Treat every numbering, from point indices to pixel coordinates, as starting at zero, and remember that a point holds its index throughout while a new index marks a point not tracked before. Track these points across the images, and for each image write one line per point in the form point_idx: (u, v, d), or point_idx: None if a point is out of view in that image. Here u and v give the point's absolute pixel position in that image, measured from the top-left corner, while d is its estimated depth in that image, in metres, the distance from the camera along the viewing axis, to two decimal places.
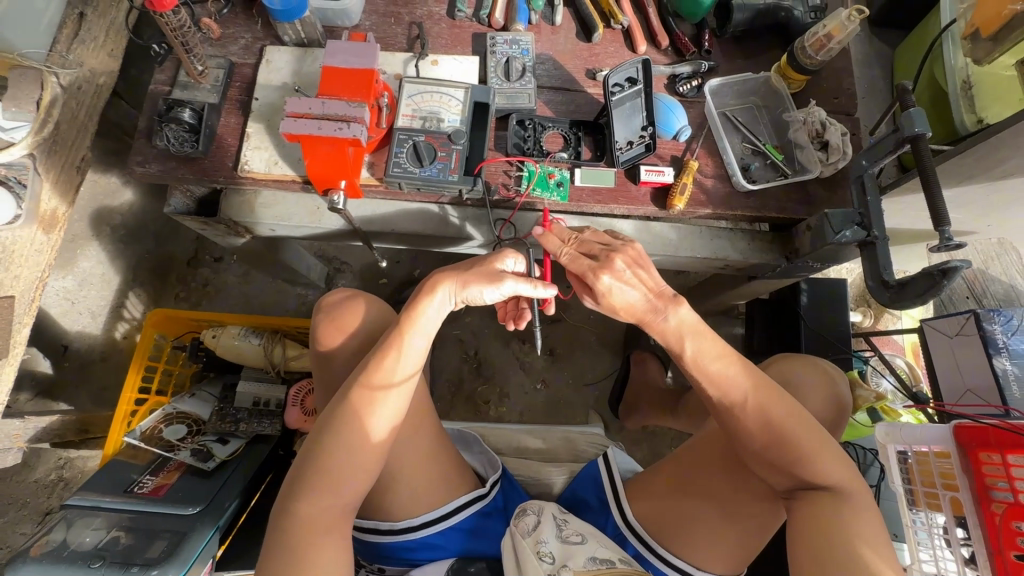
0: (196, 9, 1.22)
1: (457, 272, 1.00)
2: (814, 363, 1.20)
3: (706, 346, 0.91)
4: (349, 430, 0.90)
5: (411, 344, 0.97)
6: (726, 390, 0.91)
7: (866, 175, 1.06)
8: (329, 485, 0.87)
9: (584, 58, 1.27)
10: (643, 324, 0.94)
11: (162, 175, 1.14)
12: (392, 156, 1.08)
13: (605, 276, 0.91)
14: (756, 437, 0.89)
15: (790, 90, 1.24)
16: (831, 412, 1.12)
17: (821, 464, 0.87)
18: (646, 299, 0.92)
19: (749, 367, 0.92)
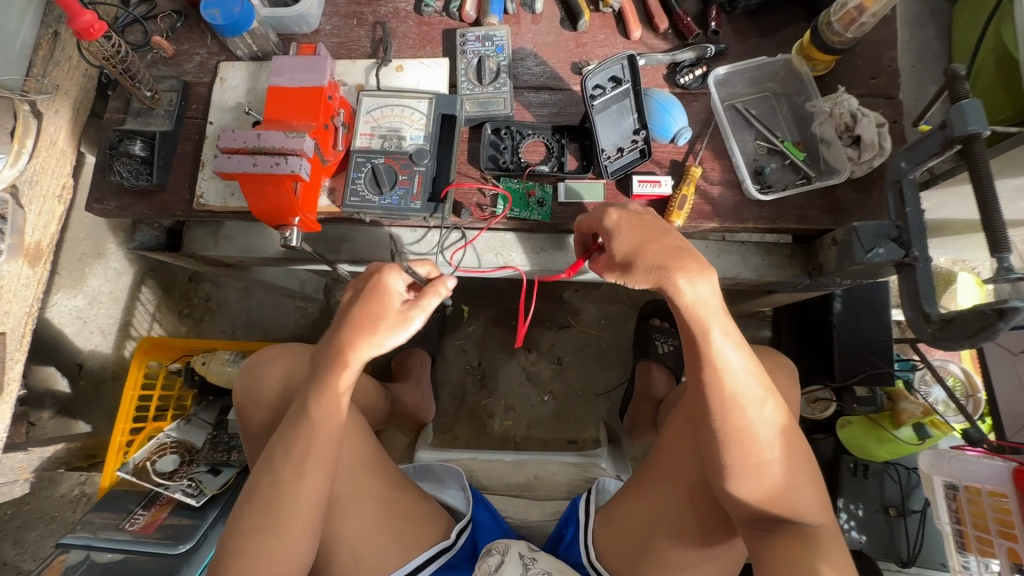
0: (148, 27, 1.14)
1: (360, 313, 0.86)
2: (763, 357, 1.06)
3: (729, 333, 0.77)
4: (272, 477, 0.85)
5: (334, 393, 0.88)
6: (740, 390, 0.76)
7: (906, 180, 0.87)
8: (262, 531, 0.83)
9: (569, 50, 1.11)
10: (667, 277, 0.77)
11: (121, 211, 1.08)
12: (350, 183, 0.98)
13: (610, 212, 0.83)
14: (752, 453, 0.76)
15: (814, 73, 1.04)
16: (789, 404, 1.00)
17: (801, 491, 0.78)
18: (671, 246, 0.78)
19: (762, 366, 0.78)
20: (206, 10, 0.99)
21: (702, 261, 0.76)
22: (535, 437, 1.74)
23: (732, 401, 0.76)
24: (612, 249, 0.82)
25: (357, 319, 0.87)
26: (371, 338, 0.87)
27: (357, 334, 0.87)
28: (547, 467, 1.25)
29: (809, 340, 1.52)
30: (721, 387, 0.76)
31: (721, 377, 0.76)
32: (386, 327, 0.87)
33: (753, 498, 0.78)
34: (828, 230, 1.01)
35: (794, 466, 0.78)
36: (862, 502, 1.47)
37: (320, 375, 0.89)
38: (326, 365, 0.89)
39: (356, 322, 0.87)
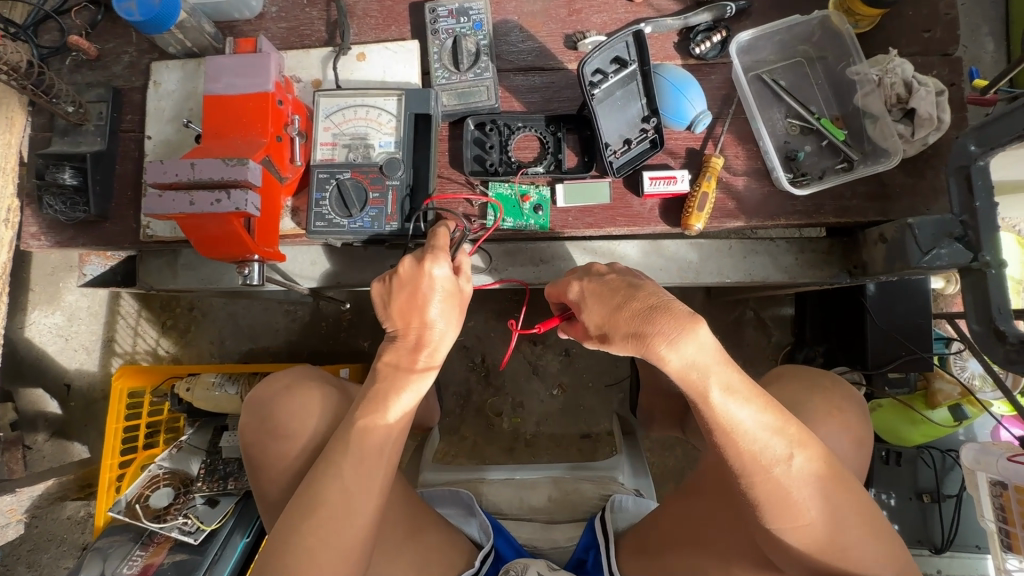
0: (64, 24, 0.97)
1: (421, 299, 0.77)
2: (826, 387, 0.87)
3: (736, 387, 0.63)
4: (342, 484, 0.74)
5: (406, 397, 0.79)
6: (761, 448, 0.63)
7: (976, 167, 0.71)
8: (326, 544, 0.72)
9: (561, 20, 0.93)
10: (645, 347, 0.62)
11: (62, 247, 0.95)
12: (313, 204, 0.84)
13: (576, 284, 0.73)
14: (793, 516, 0.65)
15: (857, 31, 0.87)
16: (853, 440, 0.83)
17: (859, 543, 0.66)
18: (643, 304, 0.64)
19: (785, 415, 0.65)
20: (119, 4, 0.82)
21: (679, 319, 0.61)
22: (546, 434, 1.66)
23: (754, 463, 0.64)
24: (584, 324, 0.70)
25: (420, 311, 0.78)
26: (438, 330, 0.78)
27: (424, 325, 0.78)
28: (561, 485, 1.16)
29: (838, 323, 1.40)
30: (739, 450, 0.64)
31: (735, 439, 0.63)
32: (450, 317, 0.79)
33: (807, 556, 0.66)
34: (874, 224, 0.87)
35: (845, 523, 0.65)
36: (894, 491, 1.38)
37: (390, 375, 0.79)
38: (400, 364, 0.79)
39: (419, 313, 0.78)
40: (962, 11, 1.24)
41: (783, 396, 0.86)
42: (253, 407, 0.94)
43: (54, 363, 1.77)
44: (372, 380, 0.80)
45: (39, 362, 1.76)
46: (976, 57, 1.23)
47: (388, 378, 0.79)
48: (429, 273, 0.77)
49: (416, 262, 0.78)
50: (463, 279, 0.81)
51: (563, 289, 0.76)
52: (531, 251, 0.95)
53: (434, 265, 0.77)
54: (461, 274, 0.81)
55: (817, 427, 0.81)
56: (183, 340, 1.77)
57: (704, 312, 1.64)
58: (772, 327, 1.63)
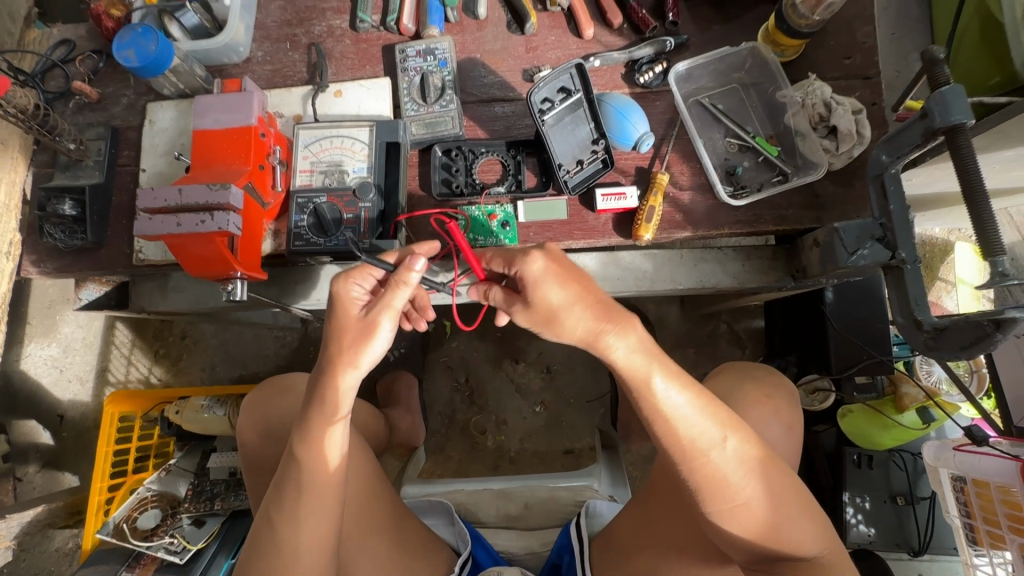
0: (68, 71, 1.07)
1: (336, 332, 0.74)
2: (760, 378, 0.97)
3: (672, 377, 0.67)
4: (284, 522, 0.77)
5: (326, 438, 0.77)
6: (696, 432, 0.68)
7: (889, 175, 0.79)
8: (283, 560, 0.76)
9: (519, 56, 1.03)
10: (596, 338, 0.65)
11: (59, 273, 1.02)
12: (293, 226, 0.92)
13: (532, 261, 0.65)
14: (728, 496, 0.69)
15: (783, 59, 0.96)
16: (783, 425, 0.91)
17: (789, 519, 0.71)
18: (586, 308, 0.64)
19: (718, 401, 0.70)
20: (118, 52, 0.91)
21: (626, 313, 0.65)
22: (530, 450, 1.69)
23: (691, 447, 0.68)
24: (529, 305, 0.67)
25: (331, 350, 0.74)
26: (340, 361, 0.73)
27: (333, 363, 0.74)
28: (538, 493, 1.18)
29: (803, 331, 1.46)
30: (678, 436, 0.68)
31: (673, 426, 0.67)
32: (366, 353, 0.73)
33: (744, 535, 0.71)
34: (810, 230, 0.95)
35: (776, 501, 0.71)
36: (868, 494, 1.40)
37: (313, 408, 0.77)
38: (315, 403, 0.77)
39: (331, 352, 0.74)
40: (893, 41, 1.36)
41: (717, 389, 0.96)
42: (247, 412, 1.01)
43: (49, 395, 1.81)
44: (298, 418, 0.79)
45: (33, 394, 1.80)
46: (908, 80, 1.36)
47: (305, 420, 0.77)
48: (337, 294, 0.75)
49: (332, 292, 0.75)
50: (374, 307, 0.73)
51: (515, 261, 0.67)
52: None
53: (350, 288, 0.75)
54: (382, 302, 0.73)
55: (750, 413, 0.91)
56: (175, 368, 1.82)
57: (678, 326, 1.70)
58: (745, 340, 1.68)
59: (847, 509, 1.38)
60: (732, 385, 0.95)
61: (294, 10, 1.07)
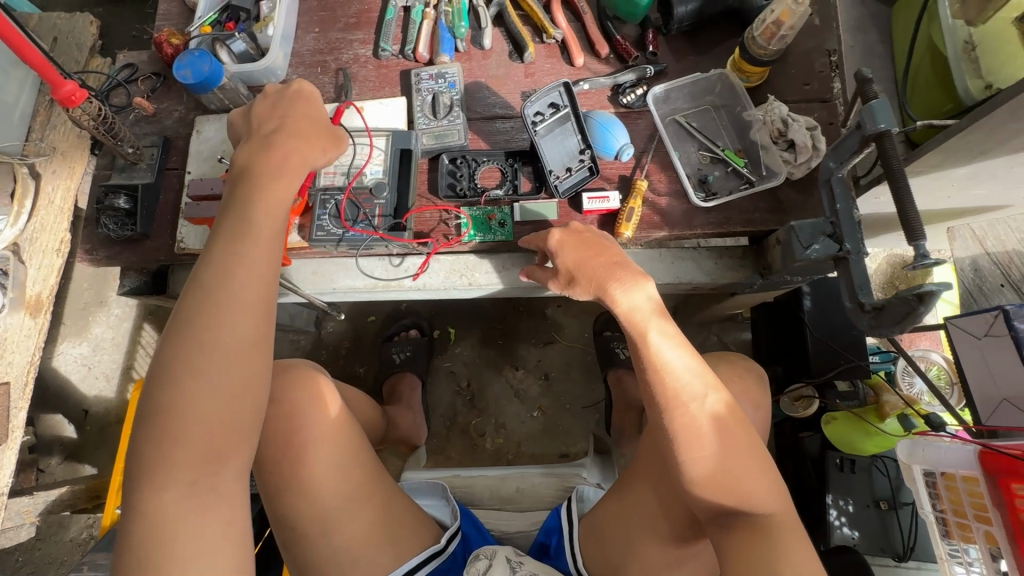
0: (131, 89, 1.25)
1: (286, 119, 0.90)
2: (730, 361, 1.07)
3: (669, 335, 0.85)
4: (228, 268, 0.74)
5: (272, 197, 0.81)
6: (683, 384, 0.82)
7: (836, 178, 0.91)
8: (216, 343, 0.70)
9: (519, 80, 1.18)
10: (604, 289, 0.89)
11: (109, 260, 1.16)
12: (315, 219, 1.06)
13: (556, 231, 0.96)
14: (697, 448, 0.79)
15: (749, 84, 1.10)
16: (754, 405, 1.00)
17: (747, 479, 0.78)
18: (607, 264, 0.90)
19: (708, 367, 0.84)
20: (178, 71, 1.08)
21: (634, 274, 0.88)
22: (527, 454, 1.76)
23: (673, 397, 0.81)
24: (559, 263, 0.93)
25: (288, 137, 0.87)
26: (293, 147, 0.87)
27: (293, 147, 0.87)
28: (528, 479, 1.26)
29: (786, 340, 1.54)
30: (666, 384, 0.82)
31: (663, 375, 0.82)
32: (315, 149, 0.89)
33: (711, 488, 0.78)
34: (775, 230, 1.06)
35: (745, 460, 0.79)
36: (852, 498, 1.44)
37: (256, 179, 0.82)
38: (262, 175, 0.83)
39: (282, 139, 0.87)
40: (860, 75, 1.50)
41: None
42: None
43: (76, 391, 1.92)
44: (232, 196, 0.81)
45: (62, 390, 1.92)
46: None
47: (250, 190, 0.81)
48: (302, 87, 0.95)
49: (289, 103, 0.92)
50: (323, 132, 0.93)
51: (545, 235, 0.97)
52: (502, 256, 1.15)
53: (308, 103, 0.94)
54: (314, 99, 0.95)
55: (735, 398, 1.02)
56: None
57: None
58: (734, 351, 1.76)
59: (831, 511, 1.42)
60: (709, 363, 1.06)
61: (326, 40, 1.24)
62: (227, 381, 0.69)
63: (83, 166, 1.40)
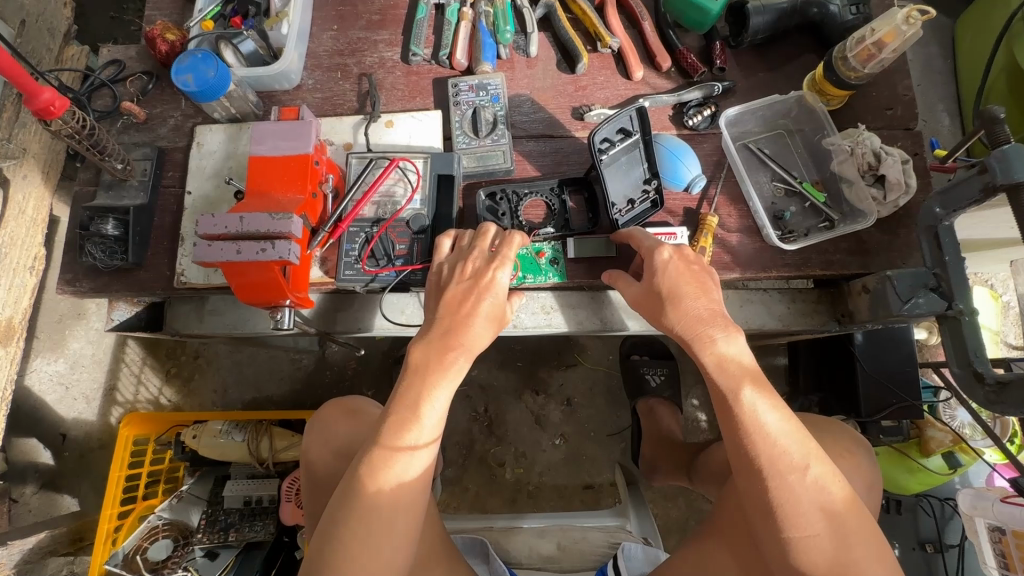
0: (117, 90, 1.07)
1: (492, 282, 0.81)
2: (827, 428, 0.98)
3: (762, 393, 0.73)
4: (392, 475, 0.73)
5: (438, 398, 0.77)
6: (780, 450, 0.70)
7: (943, 226, 0.81)
8: (368, 530, 0.71)
9: (569, 94, 1.05)
10: (702, 335, 0.77)
11: (95, 292, 1.00)
12: (343, 255, 0.92)
13: (667, 249, 0.82)
14: (801, 526, 0.68)
15: (829, 108, 1.00)
16: (864, 483, 0.91)
17: (853, 562, 0.67)
18: (705, 308, 0.78)
19: (807, 431, 0.72)
20: (177, 76, 0.91)
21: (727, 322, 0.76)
22: (549, 484, 1.66)
23: (770, 467, 0.69)
24: (655, 282, 0.81)
25: (468, 312, 0.80)
26: (482, 321, 0.80)
27: (463, 330, 0.79)
28: (569, 534, 1.16)
29: (831, 372, 1.43)
30: (759, 450, 0.70)
31: (755, 442, 0.70)
32: (490, 330, 0.81)
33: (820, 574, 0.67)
34: (858, 275, 0.96)
35: (852, 537, 0.67)
36: (897, 540, 1.40)
37: (437, 342, 0.79)
38: (428, 362, 0.78)
39: (463, 313, 0.80)
40: (919, 91, 1.40)
41: None
42: (315, 431, 0.97)
43: (52, 413, 1.73)
44: (404, 378, 0.78)
45: (36, 412, 1.73)
46: (935, 130, 1.38)
47: (424, 372, 0.78)
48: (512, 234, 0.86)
49: (484, 264, 0.83)
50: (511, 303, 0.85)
51: (648, 252, 0.84)
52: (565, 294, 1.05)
53: (498, 271, 0.82)
54: (499, 262, 0.82)
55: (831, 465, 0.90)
56: (186, 389, 1.76)
57: None
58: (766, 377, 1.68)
59: None
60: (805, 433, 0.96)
61: (346, 40, 1.08)
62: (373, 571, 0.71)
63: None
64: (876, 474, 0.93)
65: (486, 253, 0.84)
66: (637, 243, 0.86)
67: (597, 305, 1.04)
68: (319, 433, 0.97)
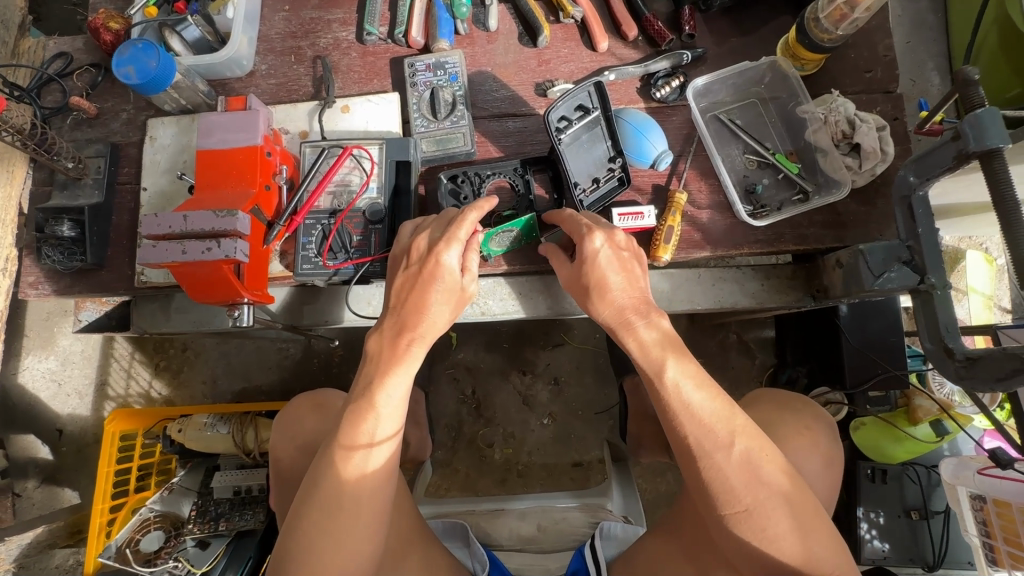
0: (66, 85, 1.04)
1: (438, 264, 0.79)
2: (798, 409, 0.96)
3: (686, 369, 0.73)
4: (355, 463, 0.73)
5: (396, 386, 0.75)
6: (706, 429, 0.71)
7: (917, 196, 0.76)
8: (336, 519, 0.71)
9: (532, 69, 1.00)
10: (625, 322, 0.77)
11: (59, 295, 0.99)
12: (300, 248, 0.90)
13: (597, 236, 0.79)
14: (729, 502, 0.70)
15: (803, 73, 0.95)
16: (823, 460, 0.90)
17: (775, 533, 0.69)
18: (630, 297, 0.77)
19: (735, 406, 0.72)
20: (118, 68, 0.87)
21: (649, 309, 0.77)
22: (538, 464, 1.67)
23: (697, 448, 0.70)
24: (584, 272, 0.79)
25: (420, 297, 0.78)
26: (436, 307, 0.78)
27: (418, 318, 0.78)
28: (550, 514, 1.18)
29: (814, 344, 1.41)
30: (687, 429, 0.71)
31: (680, 423, 0.71)
32: (446, 313, 0.80)
33: (754, 545, 0.70)
34: (833, 247, 0.93)
35: (781, 510, 0.69)
36: (883, 509, 1.39)
37: (391, 332, 0.78)
38: (384, 351, 0.77)
39: (416, 301, 0.79)
40: (908, 50, 1.34)
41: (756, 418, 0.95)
42: (283, 427, 1.01)
43: (47, 410, 1.75)
44: (362, 368, 0.78)
45: (31, 409, 1.75)
46: (924, 90, 1.32)
47: (379, 362, 0.77)
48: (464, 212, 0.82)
49: (431, 246, 0.80)
50: (468, 278, 0.82)
51: (580, 237, 0.80)
52: (534, 279, 1.03)
53: (447, 250, 0.79)
54: (446, 242, 0.79)
55: (790, 443, 0.90)
56: (176, 382, 1.77)
57: (687, 339, 1.65)
58: (754, 350, 1.66)
59: (861, 524, 1.36)
60: (772, 417, 0.94)
61: (299, 21, 1.03)
62: (343, 559, 0.71)
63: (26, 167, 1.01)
64: (837, 451, 0.92)
65: (435, 236, 0.82)
66: (571, 223, 0.83)
67: (563, 292, 1.02)
68: (289, 429, 1.00)
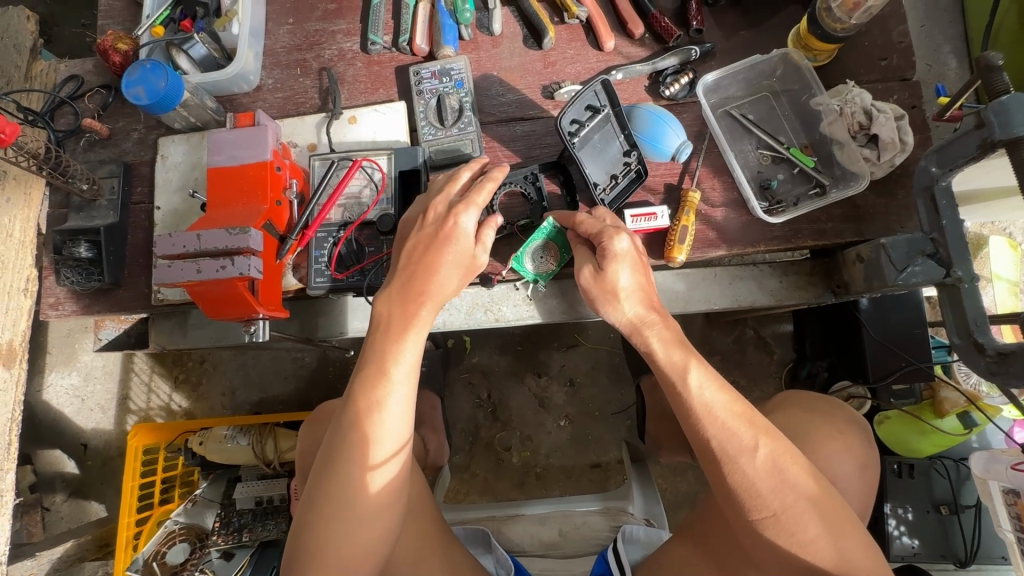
0: (77, 107, 1.05)
1: (458, 226, 0.80)
2: (826, 411, 0.94)
3: (709, 376, 0.74)
4: (370, 422, 0.73)
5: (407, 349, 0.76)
6: (730, 433, 0.70)
7: (939, 187, 0.74)
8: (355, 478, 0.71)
9: (538, 72, 0.99)
10: (638, 328, 0.79)
11: (79, 315, 1.00)
12: (313, 261, 0.91)
13: (621, 238, 0.80)
14: (756, 507, 0.69)
15: (816, 64, 0.92)
16: (857, 463, 0.88)
17: (807, 538, 0.68)
18: (645, 295, 0.80)
19: (754, 409, 0.72)
20: (127, 89, 0.88)
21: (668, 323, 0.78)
22: (556, 466, 1.66)
23: (720, 451, 0.70)
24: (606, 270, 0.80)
25: (430, 261, 0.79)
26: (445, 270, 0.80)
27: (427, 279, 0.79)
28: (571, 519, 1.18)
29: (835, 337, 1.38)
30: (711, 434, 0.71)
31: (703, 425, 0.71)
32: (455, 277, 0.81)
33: (785, 548, 0.69)
34: (854, 242, 0.91)
35: (811, 515, 0.68)
36: (911, 504, 1.36)
37: (399, 297, 0.79)
38: (394, 315, 0.78)
39: (425, 263, 0.79)
40: (922, 34, 1.31)
41: (789, 423, 0.92)
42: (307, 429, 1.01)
43: (71, 425, 1.78)
44: (371, 334, 0.78)
45: (56, 424, 1.78)
46: (940, 74, 1.29)
47: (390, 327, 0.78)
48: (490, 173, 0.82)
49: (450, 207, 0.81)
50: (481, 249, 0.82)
51: (603, 237, 0.81)
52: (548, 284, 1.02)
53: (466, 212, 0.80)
54: (464, 205, 0.80)
55: (825, 449, 0.88)
56: (196, 395, 1.79)
57: (704, 336, 1.63)
58: (772, 345, 1.63)
59: (889, 521, 1.34)
60: (804, 420, 0.92)
61: (303, 34, 1.04)
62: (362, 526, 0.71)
63: (42, 189, 1.03)
64: (872, 457, 0.91)
65: (452, 199, 0.82)
66: (589, 225, 0.82)
67: (578, 297, 1.01)
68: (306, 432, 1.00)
